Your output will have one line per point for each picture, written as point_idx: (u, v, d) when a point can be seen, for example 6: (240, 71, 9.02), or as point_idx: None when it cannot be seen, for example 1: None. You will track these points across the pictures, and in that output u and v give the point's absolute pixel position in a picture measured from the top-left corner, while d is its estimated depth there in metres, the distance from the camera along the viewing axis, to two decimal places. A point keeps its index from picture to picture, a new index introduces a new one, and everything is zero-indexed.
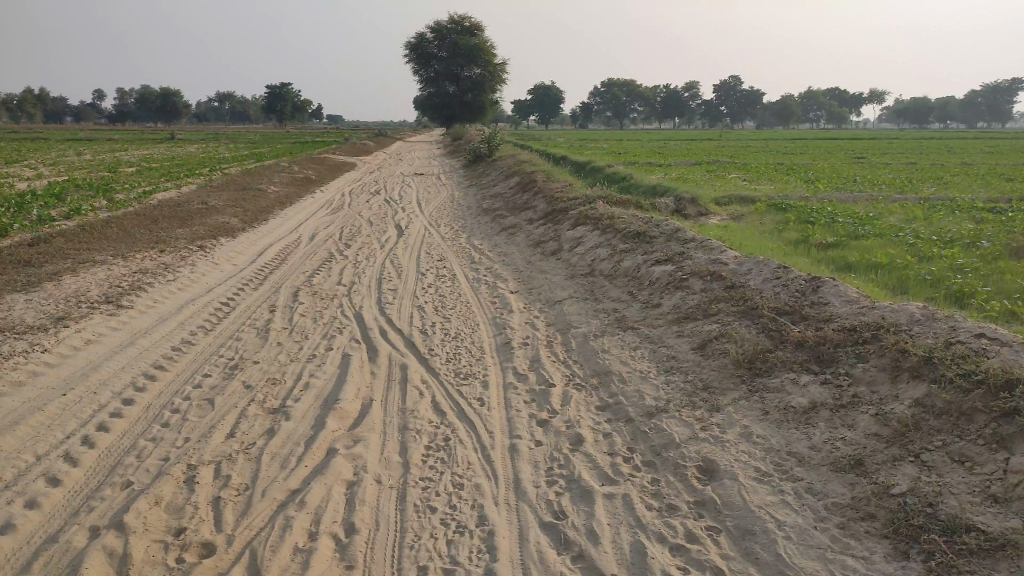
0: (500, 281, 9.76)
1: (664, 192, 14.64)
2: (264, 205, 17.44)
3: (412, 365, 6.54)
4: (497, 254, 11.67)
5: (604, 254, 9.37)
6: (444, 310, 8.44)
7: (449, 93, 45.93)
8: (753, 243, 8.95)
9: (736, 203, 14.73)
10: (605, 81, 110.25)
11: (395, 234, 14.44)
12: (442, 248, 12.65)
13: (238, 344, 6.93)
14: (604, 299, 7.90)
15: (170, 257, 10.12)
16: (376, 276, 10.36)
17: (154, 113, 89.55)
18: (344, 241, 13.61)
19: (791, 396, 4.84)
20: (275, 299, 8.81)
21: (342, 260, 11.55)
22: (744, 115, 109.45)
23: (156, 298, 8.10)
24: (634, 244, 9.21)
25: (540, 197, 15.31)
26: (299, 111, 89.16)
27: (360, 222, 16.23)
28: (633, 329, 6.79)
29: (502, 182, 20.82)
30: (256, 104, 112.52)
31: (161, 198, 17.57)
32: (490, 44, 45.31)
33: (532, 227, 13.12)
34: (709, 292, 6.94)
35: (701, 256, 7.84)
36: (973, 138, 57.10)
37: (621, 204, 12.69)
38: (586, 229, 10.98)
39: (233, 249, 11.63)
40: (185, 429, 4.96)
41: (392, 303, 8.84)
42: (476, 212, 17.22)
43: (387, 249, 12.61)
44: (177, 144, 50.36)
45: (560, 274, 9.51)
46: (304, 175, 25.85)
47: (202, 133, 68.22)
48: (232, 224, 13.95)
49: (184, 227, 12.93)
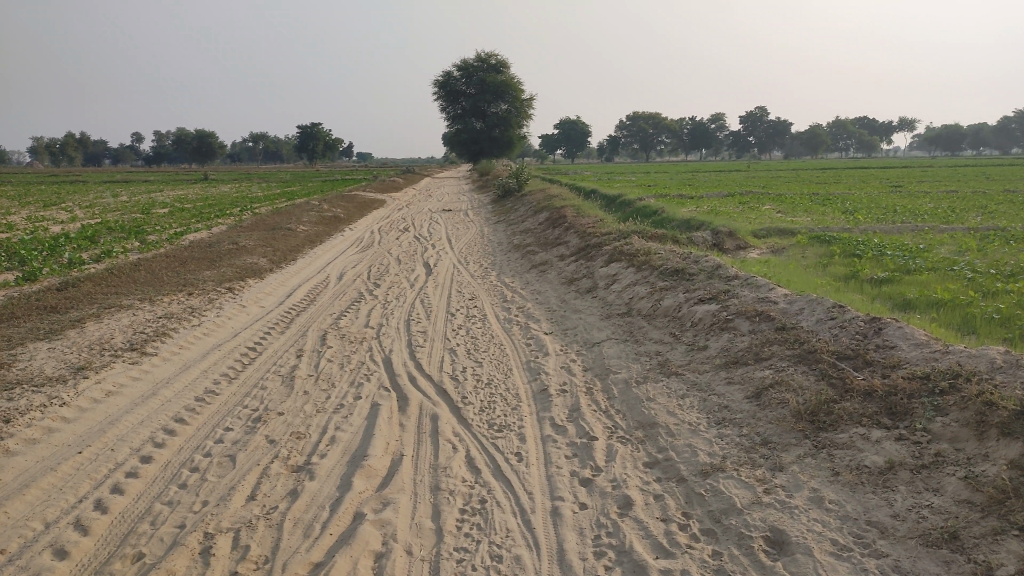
0: (533, 322, 9.41)
1: (699, 225, 14.25)
2: (293, 244, 17.44)
3: (443, 415, 6.19)
4: (530, 292, 11.35)
5: (642, 292, 8.99)
6: (476, 354, 8.10)
7: (477, 129, 46.30)
8: (800, 279, 8.49)
9: (774, 236, 14.27)
10: (631, 114, 110.70)
11: (424, 272, 14.24)
12: (472, 287, 12.37)
13: (262, 394, 6.67)
14: (644, 341, 7.49)
15: (197, 300, 9.99)
16: (406, 317, 10.09)
17: (189, 155, 91.97)
18: (372, 280, 13.46)
19: (863, 455, 4.37)
20: (301, 344, 8.58)
21: (370, 301, 11.36)
22: (772, 145, 108.81)
23: (181, 345, 7.93)
24: (674, 282, 8.82)
25: (571, 232, 15.00)
26: (330, 149, 90.83)
27: (389, 260, 16.08)
28: (678, 374, 6.36)
29: (532, 218, 20.60)
30: (287, 144, 115.07)
31: (191, 239, 17.70)
32: (517, 81, 45.70)
33: (564, 263, 12.80)
34: (758, 334, 6.49)
35: (747, 294, 7.41)
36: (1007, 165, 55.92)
37: (656, 239, 12.32)
38: (621, 266, 10.62)
39: (260, 290, 11.52)
40: (204, 492, 4.63)
41: (421, 346, 8.54)
42: (506, 248, 16.96)
43: (417, 288, 12.37)
44: (211, 183, 51.56)
45: (596, 314, 9.13)
46: (334, 213, 25.98)
47: (234, 173, 69.80)
48: (260, 264, 13.88)
49: (213, 268, 12.86)
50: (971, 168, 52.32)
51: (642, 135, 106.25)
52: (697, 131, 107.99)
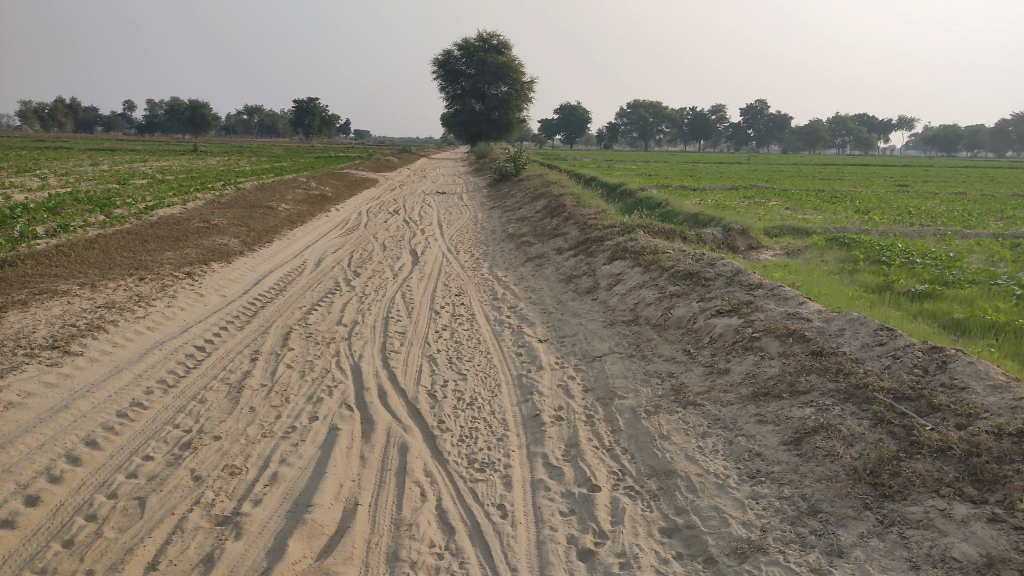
0: (525, 325, 8.39)
1: (709, 221, 13.21)
2: (271, 223, 16.39)
3: (414, 446, 5.16)
4: (523, 289, 10.34)
5: (649, 298, 7.95)
6: (459, 363, 7.09)
7: (475, 110, 45.08)
8: (828, 289, 7.43)
9: (788, 236, 13.20)
10: (632, 103, 109.41)
11: (410, 260, 13.21)
12: (461, 280, 11.35)
13: (200, 410, 5.68)
14: (653, 359, 6.45)
15: (148, 289, 9.05)
16: (384, 312, 9.09)
17: (181, 125, 90.23)
18: (353, 267, 12.46)
19: (948, 541, 3.31)
20: (259, 345, 7.57)
21: (345, 292, 10.36)
22: (772, 138, 107.70)
23: (115, 342, 7.03)
24: (686, 287, 7.79)
25: (571, 222, 13.93)
26: (326, 125, 89.29)
27: (374, 244, 15.06)
28: (696, 404, 5.33)
29: (529, 204, 19.54)
30: (281, 118, 113.37)
31: (162, 214, 16.66)
32: (518, 62, 44.32)
33: (562, 258, 11.78)
34: (791, 361, 5.46)
35: (775, 308, 6.39)
36: (1009, 169, 54.86)
37: (663, 236, 11.28)
38: (626, 264, 9.59)
39: (222, 275, 10.58)
40: (93, 554, 3.72)
41: (397, 351, 7.50)
42: (499, 237, 15.90)
43: (400, 279, 11.37)
44: (201, 155, 50.43)
45: (597, 319, 8.09)
46: (321, 192, 24.88)
47: (225, 146, 68.41)
48: (231, 245, 12.89)
49: (176, 248, 11.86)
50: (973, 170, 51.37)
51: (641, 123, 104.93)
52: (697, 121, 106.80)
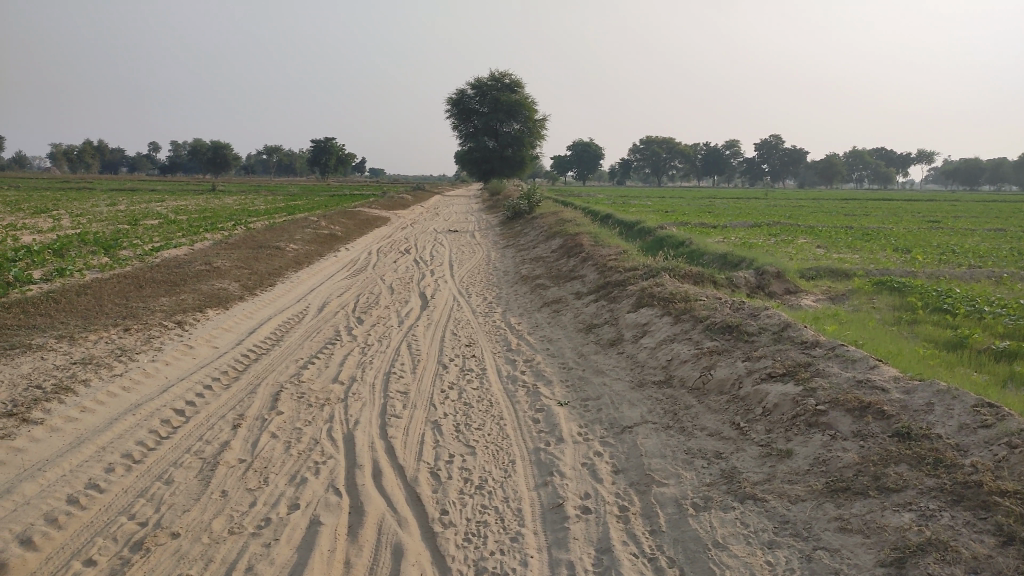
0: (544, 384, 7.47)
1: (739, 263, 12.31)
2: (277, 264, 15.69)
3: (412, 549, 4.22)
4: (540, 339, 9.46)
5: (683, 354, 7.03)
6: (469, 433, 6.17)
7: (489, 148, 44.74)
8: (892, 347, 6.46)
9: (825, 279, 12.26)
10: (646, 140, 109.53)
11: (419, 305, 12.36)
12: (473, 327, 10.48)
13: (164, 495, 4.76)
14: (695, 432, 5.51)
15: (131, 342, 8.23)
16: (388, 367, 8.21)
17: (201, 164, 91.05)
18: (357, 313, 11.65)
19: None
20: (245, 408, 6.68)
21: (346, 342, 9.50)
22: (787, 174, 107.12)
23: (82, 407, 6.16)
24: (726, 342, 6.86)
25: (589, 264, 13.08)
26: (342, 164, 89.80)
27: (382, 287, 14.27)
28: (757, 498, 4.37)
29: (545, 243, 18.76)
30: (298, 156, 114.44)
31: (165, 256, 16.01)
32: (532, 101, 44.13)
33: (581, 303, 10.90)
34: (869, 445, 4.51)
35: (839, 372, 5.43)
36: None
37: (692, 280, 10.40)
38: (654, 313, 8.68)
39: (216, 323, 9.78)
40: None
41: (399, 416, 6.58)
42: (514, 279, 15.08)
43: (407, 327, 10.51)
44: (217, 194, 50.49)
45: (624, 378, 7.15)
46: (332, 230, 24.24)
47: (241, 185, 68.77)
48: (230, 289, 12.13)
49: (171, 294, 11.09)
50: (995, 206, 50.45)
51: (655, 160, 104.78)
52: (711, 158, 106.60)
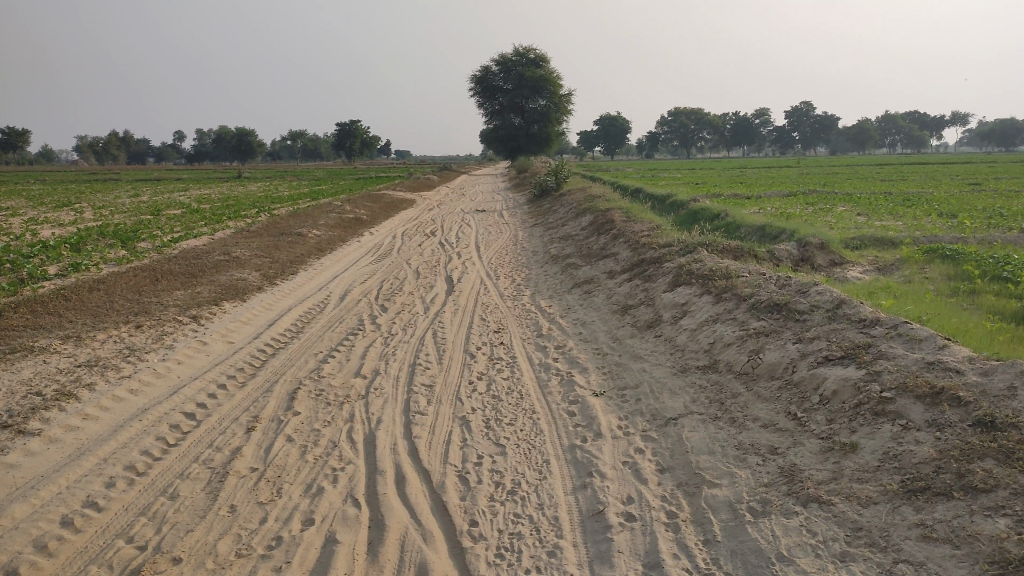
0: (576, 373, 7.03)
1: (779, 234, 11.69)
2: (298, 251, 15.40)
3: (437, 568, 3.82)
4: (572, 323, 9.01)
5: (728, 337, 6.51)
6: (498, 429, 5.77)
7: (513, 125, 44.05)
8: (959, 322, 5.87)
9: (871, 249, 11.59)
10: (672, 111, 107.45)
11: (444, 290, 11.96)
12: (500, 312, 10.07)
13: (167, 512, 4.43)
14: (746, 424, 5.01)
15: (143, 341, 7.97)
16: (412, 358, 7.84)
17: (227, 153, 91.60)
18: (380, 300, 11.29)
19: None
20: (259, 409, 6.36)
21: (368, 333, 9.14)
22: (819, 141, 104.42)
23: (86, 415, 5.89)
24: (775, 322, 6.34)
25: (620, 241, 12.56)
26: (367, 147, 89.63)
27: (406, 272, 13.91)
28: (822, 501, 3.87)
29: (573, 221, 18.23)
30: (323, 142, 114.66)
31: (186, 247, 15.83)
32: (555, 75, 43.22)
33: (613, 283, 10.41)
34: (949, 436, 3.96)
35: (905, 353, 4.88)
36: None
37: (730, 255, 9.85)
38: (692, 291, 8.16)
39: (233, 317, 9.49)
40: None
41: (423, 413, 6.21)
42: (542, 259, 14.61)
43: (432, 314, 10.13)
44: (243, 181, 50.64)
45: (664, 364, 6.67)
46: (355, 214, 23.94)
47: (267, 172, 68.97)
48: (250, 280, 11.86)
49: (189, 287, 10.84)
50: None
51: (682, 131, 102.80)
52: (740, 127, 104.25)
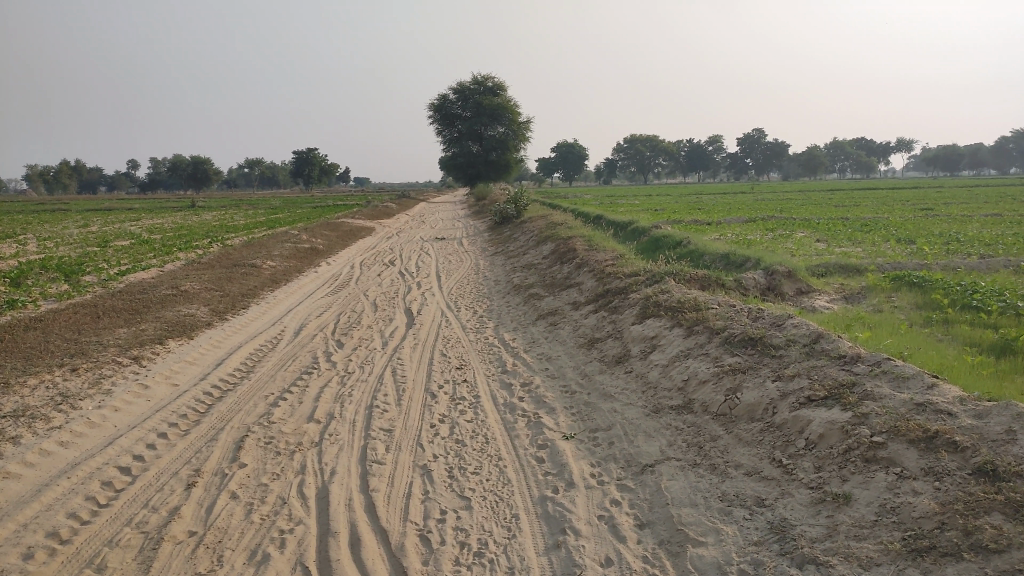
0: (545, 413, 6.68)
1: (743, 263, 11.59)
2: (251, 283, 14.80)
3: None
4: (538, 357, 8.67)
5: (702, 374, 6.22)
6: (464, 479, 5.37)
7: (473, 153, 43.98)
8: (938, 355, 5.70)
9: (835, 276, 11.56)
10: (629, 139, 109.13)
11: (404, 322, 11.52)
12: (463, 346, 9.68)
13: None
14: (729, 471, 4.71)
15: (76, 386, 7.36)
16: (370, 398, 7.39)
17: (181, 181, 89.75)
18: (336, 334, 10.80)
19: None
20: (202, 462, 5.84)
21: (323, 371, 8.64)
22: (771, 167, 107.08)
23: (4, 475, 5.31)
24: (750, 358, 6.08)
25: (584, 270, 12.32)
26: (326, 175, 88.78)
27: (365, 303, 13.44)
28: (820, 562, 3.57)
29: (535, 249, 17.99)
30: (281, 169, 113.31)
31: (132, 280, 15.09)
32: (514, 103, 43.40)
33: (579, 314, 10.13)
34: (949, 487, 3.69)
35: (891, 393, 4.63)
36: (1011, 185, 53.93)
37: (697, 285, 9.66)
38: (662, 323, 7.90)
39: (178, 356, 8.89)
40: None
41: (382, 462, 5.77)
42: (504, 288, 14.29)
43: (391, 349, 9.69)
44: (197, 210, 49.42)
45: (637, 403, 6.34)
46: (312, 244, 23.36)
47: (221, 200, 67.57)
48: (198, 314, 11.27)
49: (131, 324, 10.21)
50: (979, 191, 50.39)
51: (639, 158, 104.40)
52: (696, 154, 106.30)
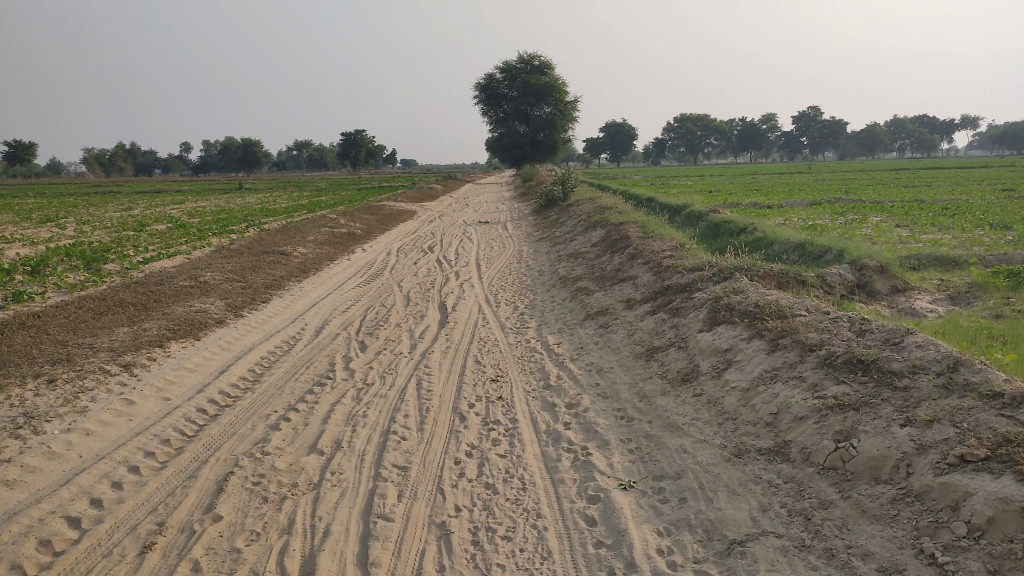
0: (595, 449, 5.41)
1: (823, 255, 10.07)
2: (277, 273, 13.82)
3: None
4: (587, 369, 7.40)
5: (797, 408, 4.86)
6: (490, 548, 4.15)
7: (518, 133, 42.57)
8: None
9: (931, 270, 10.00)
10: (680, 118, 105.92)
11: (437, 320, 10.36)
12: (501, 351, 8.47)
13: None
14: (853, 565, 3.43)
15: (48, 403, 6.39)
16: (385, 423, 6.25)
17: (231, 163, 90.55)
18: (360, 334, 9.69)
19: None
20: (171, 510, 4.76)
21: (338, 383, 7.52)
22: (828, 146, 102.76)
23: None
24: (863, 390, 4.71)
25: (638, 262, 10.96)
26: (373, 156, 88.48)
27: (396, 297, 12.33)
28: None
29: (583, 235, 16.63)
30: (329, 151, 113.66)
31: (153, 269, 14.28)
32: (561, 82, 41.72)
33: (634, 315, 8.81)
34: None
35: None
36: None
37: (773, 283, 8.25)
38: (739, 333, 6.52)
39: (177, 363, 7.87)
40: None
41: (388, 516, 4.59)
42: (549, 280, 13.03)
43: (419, 354, 8.53)
44: (243, 192, 49.28)
45: (712, 442, 5.04)
46: (349, 228, 22.42)
47: (267, 182, 67.78)
48: (213, 310, 10.31)
49: (135, 322, 9.29)
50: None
51: (689, 138, 101.29)
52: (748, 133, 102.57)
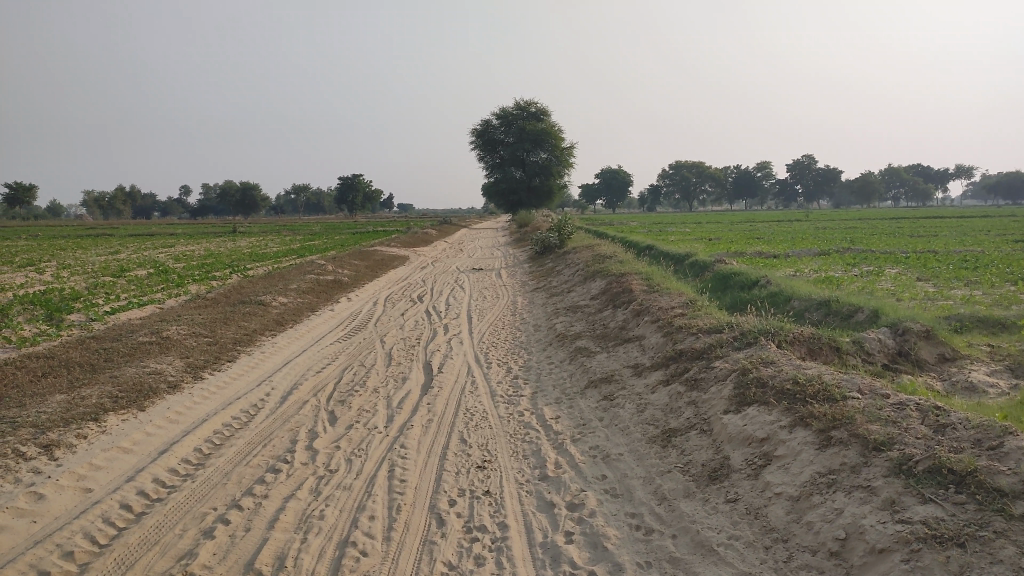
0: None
1: (853, 315, 8.97)
2: (251, 327, 12.67)
3: None
4: (592, 456, 6.23)
5: (874, 537, 3.71)
6: None
7: (515, 179, 41.96)
8: None
9: (974, 334, 8.90)
10: (676, 165, 106.27)
11: (421, 384, 9.20)
12: (490, 426, 7.29)
13: None
14: None
15: None
16: (345, 531, 5.05)
17: (228, 205, 90.09)
18: (332, 402, 8.49)
19: None
20: None
21: (297, 468, 6.32)
22: (824, 194, 102.86)
23: None
24: (964, 515, 3.55)
25: (645, 320, 9.86)
26: (370, 201, 88.17)
27: (378, 354, 11.16)
28: None
29: (582, 286, 15.57)
30: (326, 195, 113.55)
31: (117, 321, 13.10)
32: (558, 129, 41.32)
33: (643, 385, 7.67)
34: None
35: None
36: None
37: (804, 351, 7.12)
38: (777, 417, 5.37)
39: (110, 442, 6.65)
40: None
41: None
42: (546, 337, 11.91)
43: (397, 429, 7.34)
44: (235, 236, 48.37)
45: None
46: (337, 275, 21.34)
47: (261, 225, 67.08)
48: (168, 372, 9.11)
49: (73, 388, 8.07)
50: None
51: (686, 185, 101.44)
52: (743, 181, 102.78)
